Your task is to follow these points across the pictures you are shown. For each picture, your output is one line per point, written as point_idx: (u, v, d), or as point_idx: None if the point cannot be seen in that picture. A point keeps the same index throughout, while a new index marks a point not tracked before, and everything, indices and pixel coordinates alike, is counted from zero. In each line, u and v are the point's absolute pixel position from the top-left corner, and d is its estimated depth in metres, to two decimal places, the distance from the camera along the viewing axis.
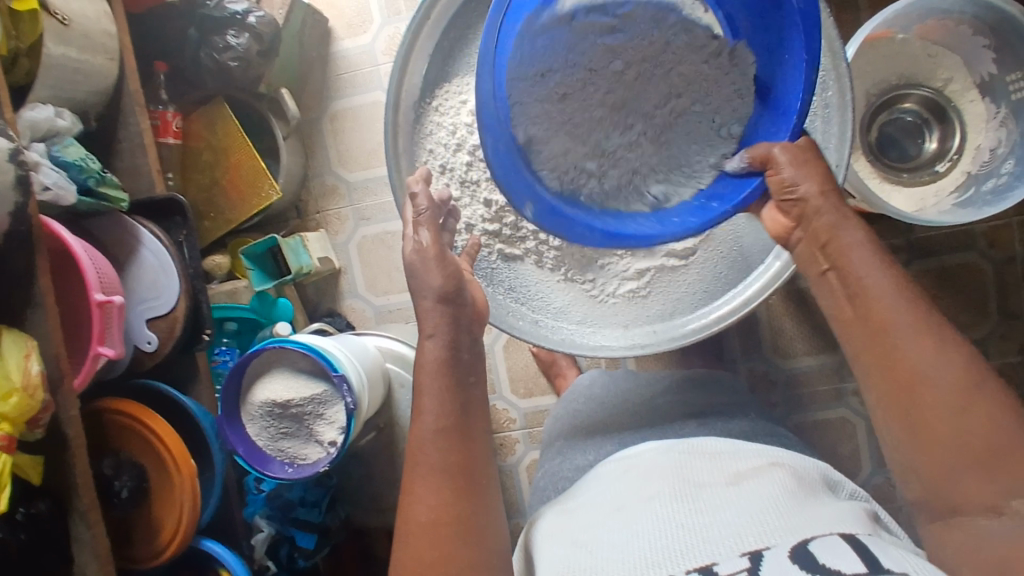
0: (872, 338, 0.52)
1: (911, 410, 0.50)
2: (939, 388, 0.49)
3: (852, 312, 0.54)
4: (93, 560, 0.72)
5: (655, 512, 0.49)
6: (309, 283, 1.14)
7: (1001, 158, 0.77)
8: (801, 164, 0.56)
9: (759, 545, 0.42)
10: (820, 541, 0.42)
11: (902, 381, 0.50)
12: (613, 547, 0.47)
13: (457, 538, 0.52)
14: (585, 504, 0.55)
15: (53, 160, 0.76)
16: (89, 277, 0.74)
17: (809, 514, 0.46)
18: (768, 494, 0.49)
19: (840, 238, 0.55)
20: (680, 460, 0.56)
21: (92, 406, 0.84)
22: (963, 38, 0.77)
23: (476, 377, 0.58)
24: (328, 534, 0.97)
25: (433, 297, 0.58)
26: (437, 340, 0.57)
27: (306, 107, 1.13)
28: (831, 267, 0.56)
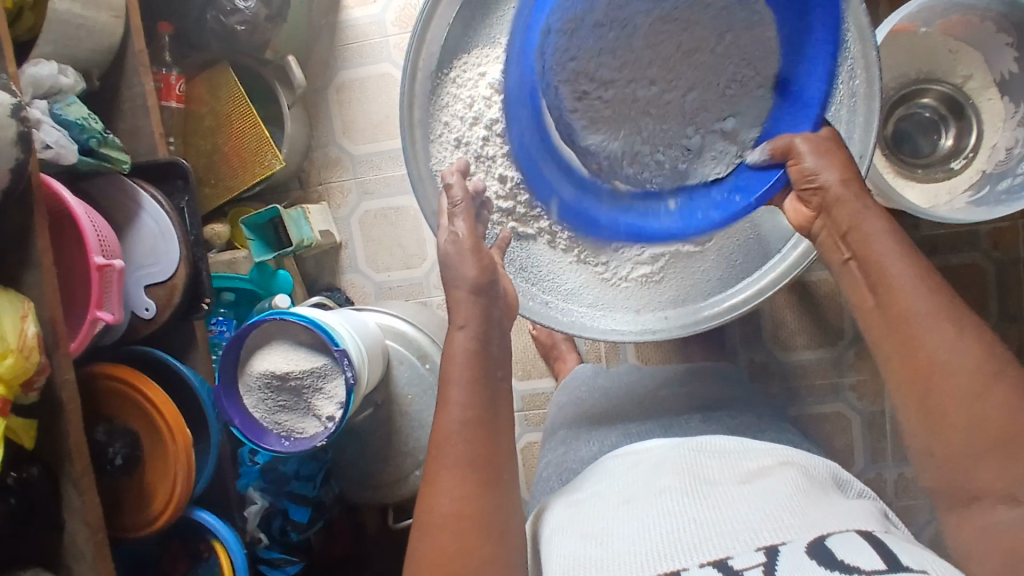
0: (892, 327, 0.52)
1: (927, 398, 0.50)
2: (958, 375, 0.48)
3: (873, 302, 0.54)
4: (84, 527, 0.72)
5: (666, 505, 0.49)
6: (309, 256, 1.13)
7: (1017, 157, 0.76)
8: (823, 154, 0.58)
9: (775, 540, 0.42)
10: (836, 537, 0.41)
11: (918, 367, 0.50)
12: (624, 539, 0.47)
13: (471, 524, 0.51)
14: (595, 498, 0.55)
15: (54, 118, 0.74)
16: (88, 239, 0.72)
17: (825, 511, 0.46)
18: (781, 489, 0.49)
19: (862, 226, 0.55)
20: (690, 458, 0.56)
21: (87, 371, 0.83)
22: (985, 35, 0.75)
23: (503, 373, 0.58)
24: (322, 509, 0.96)
25: (466, 289, 0.58)
26: (468, 332, 0.57)
27: (312, 76, 1.11)
28: (853, 257, 0.56)
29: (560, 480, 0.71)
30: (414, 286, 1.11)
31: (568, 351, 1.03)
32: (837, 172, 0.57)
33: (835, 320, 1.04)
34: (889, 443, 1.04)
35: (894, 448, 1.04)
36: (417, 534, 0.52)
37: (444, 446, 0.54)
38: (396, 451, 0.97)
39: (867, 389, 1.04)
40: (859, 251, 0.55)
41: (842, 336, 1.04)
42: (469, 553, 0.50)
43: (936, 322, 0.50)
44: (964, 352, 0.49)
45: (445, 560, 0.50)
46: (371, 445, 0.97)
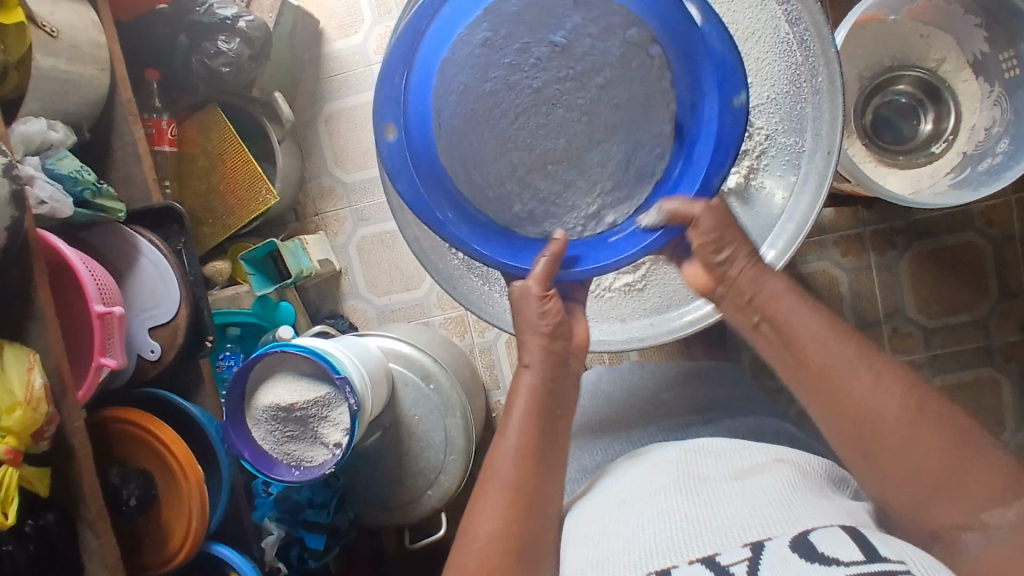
0: (816, 385, 0.54)
1: (866, 446, 0.52)
2: (887, 425, 0.51)
3: (791, 362, 0.56)
4: (104, 568, 0.73)
5: (662, 508, 0.49)
6: (310, 286, 1.14)
7: (996, 137, 0.76)
8: (716, 217, 0.58)
9: (761, 536, 0.42)
10: (819, 531, 0.42)
11: (851, 420, 0.52)
12: (622, 542, 0.48)
13: (500, 541, 0.52)
14: (601, 504, 0.56)
15: (48, 173, 0.76)
16: (88, 288, 0.74)
17: (810, 507, 0.46)
18: (769, 487, 0.49)
19: (766, 290, 0.58)
20: (689, 460, 0.56)
21: (99, 416, 0.85)
22: (954, 18, 0.76)
23: (562, 409, 0.61)
24: (338, 535, 0.97)
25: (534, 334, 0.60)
26: (535, 371, 0.61)
27: (300, 109, 1.13)
28: (760, 320, 0.59)
29: (565, 494, 0.71)
30: (415, 308, 1.13)
31: None
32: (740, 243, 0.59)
33: None
34: None
35: None
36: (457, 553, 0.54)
37: None
38: (407, 472, 0.97)
39: None
40: (770, 314, 0.58)
41: None
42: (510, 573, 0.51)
43: (861, 376, 0.53)
44: (890, 397, 0.51)
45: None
46: (382, 469, 0.98)
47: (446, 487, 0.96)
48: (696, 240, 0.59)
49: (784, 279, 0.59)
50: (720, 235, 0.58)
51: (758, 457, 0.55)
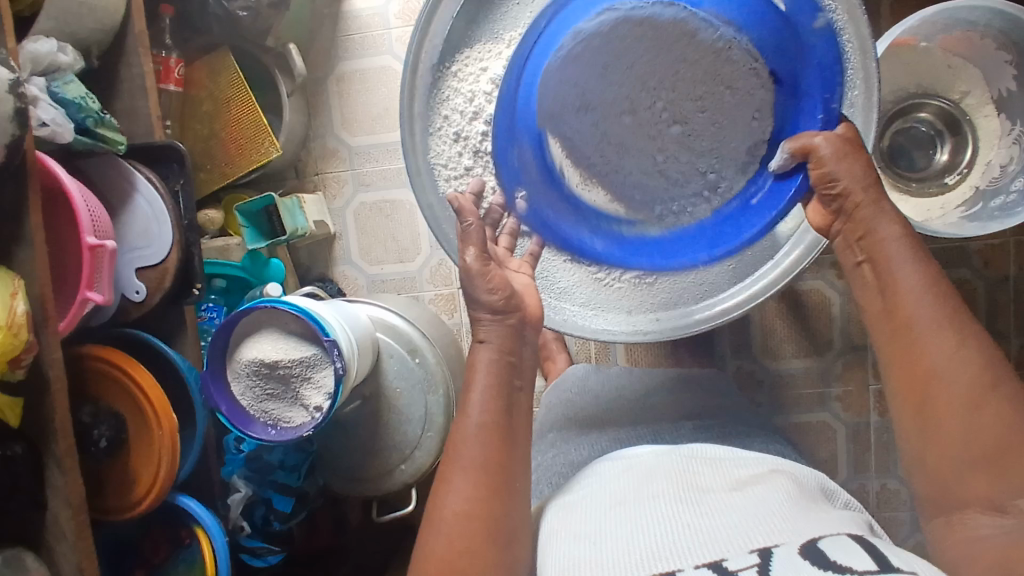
0: (895, 333, 0.57)
1: (924, 403, 0.54)
2: (955, 383, 0.53)
3: (881, 307, 0.59)
4: (67, 507, 0.71)
5: (660, 510, 0.50)
6: (302, 247, 1.12)
7: (1011, 175, 0.76)
8: (844, 158, 0.58)
9: (768, 543, 0.43)
10: (829, 540, 0.43)
11: (918, 369, 0.55)
12: (619, 539, 0.48)
13: (472, 518, 0.53)
14: (589, 498, 0.56)
15: (52, 95, 0.73)
16: (81, 219, 0.72)
17: (815, 517, 0.48)
18: (773, 497, 0.50)
19: (876, 233, 0.59)
20: (685, 466, 0.57)
21: (76, 352, 0.82)
22: (985, 52, 0.76)
23: (522, 381, 0.60)
24: (305, 500, 0.97)
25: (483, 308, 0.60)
26: (490, 346, 0.59)
27: (312, 65, 1.10)
28: (866, 261, 0.60)
29: (550, 484, 0.71)
30: (406, 281, 1.11)
31: (558, 352, 1.03)
32: (858, 179, 0.58)
33: (825, 330, 1.04)
34: (873, 455, 1.05)
35: (877, 460, 1.05)
36: (426, 531, 0.54)
37: None
38: (383, 444, 0.96)
39: (853, 400, 1.05)
40: (874, 257, 0.59)
41: (831, 346, 1.05)
42: (476, 554, 0.51)
43: (939, 335, 0.55)
44: (967, 364, 0.53)
45: (456, 557, 0.51)
46: (357, 439, 0.97)
47: (419, 464, 0.96)
48: (818, 178, 0.59)
49: (903, 228, 0.59)
50: (840, 173, 0.58)
51: (755, 467, 0.56)
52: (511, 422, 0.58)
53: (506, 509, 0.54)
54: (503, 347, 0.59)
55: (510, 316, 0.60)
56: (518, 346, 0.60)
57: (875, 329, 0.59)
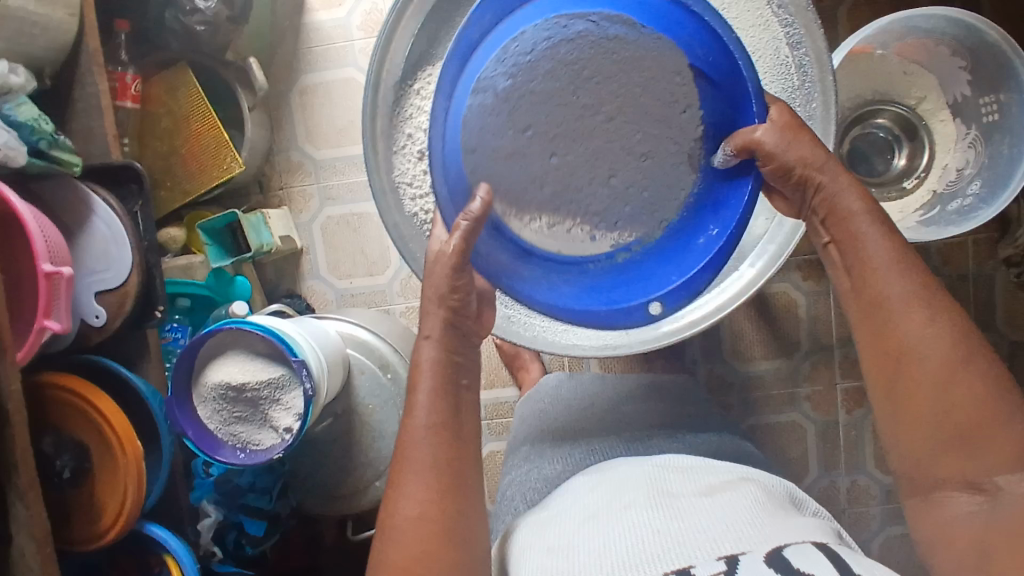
0: (866, 310, 0.56)
1: (896, 382, 0.54)
2: (929, 359, 0.52)
3: (851, 286, 0.57)
4: (31, 540, 0.69)
5: (629, 520, 0.51)
6: (268, 263, 1.11)
7: (968, 179, 0.79)
8: (789, 140, 0.55)
9: (734, 551, 0.44)
10: (792, 548, 0.44)
11: (891, 348, 0.54)
12: (587, 553, 0.48)
13: (441, 535, 0.52)
14: (559, 516, 0.56)
15: (4, 118, 0.71)
16: (37, 245, 0.70)
17: (777, 524, 0.48)
18: (740, 505, 0.51)
19: (839, 208, 0.57)
20: (653, 476, 0.57)
21: (35, 381, 0.80)
22: (940, 58, 0.77)
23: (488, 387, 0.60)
24: (277, 522, 0.95)
25: (436, 303, 0.57)
26: (436, 341, 0.58)
27: (273, 78, 1.09)
28: (833, 241, 0.59)
29: (526, 500, 0.70)
30: (376, 295, 1.10)
31: (531, 361, 1.03)
32: (806, 155, 0.56)
33: (792, 331, 1.06)
34: (842, 453, 1.07)
35: (847, 457, 1.07)
36: (383, 541, 0.53)
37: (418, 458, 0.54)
38: (356, 460, 0.95)
39: (822, 399, 1.06)
40: (840, 234, 0.57)
41: (799, 347, 1.06)
42: (437, 561, 0.51)
43: (913, 308, 0.54)
44: (938, 340, 0.52)
45: (412, 563, 0.51)
46: (330, 456, 0.95)
47: None
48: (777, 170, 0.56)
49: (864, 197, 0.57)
50: (791, 158, 0.56)
51: (726, 475, 0.57)
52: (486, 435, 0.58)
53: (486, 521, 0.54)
54: (449, 345, 0.58)
55: (465, 319, 0.58)
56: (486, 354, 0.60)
57: (849, 303, 0.58)
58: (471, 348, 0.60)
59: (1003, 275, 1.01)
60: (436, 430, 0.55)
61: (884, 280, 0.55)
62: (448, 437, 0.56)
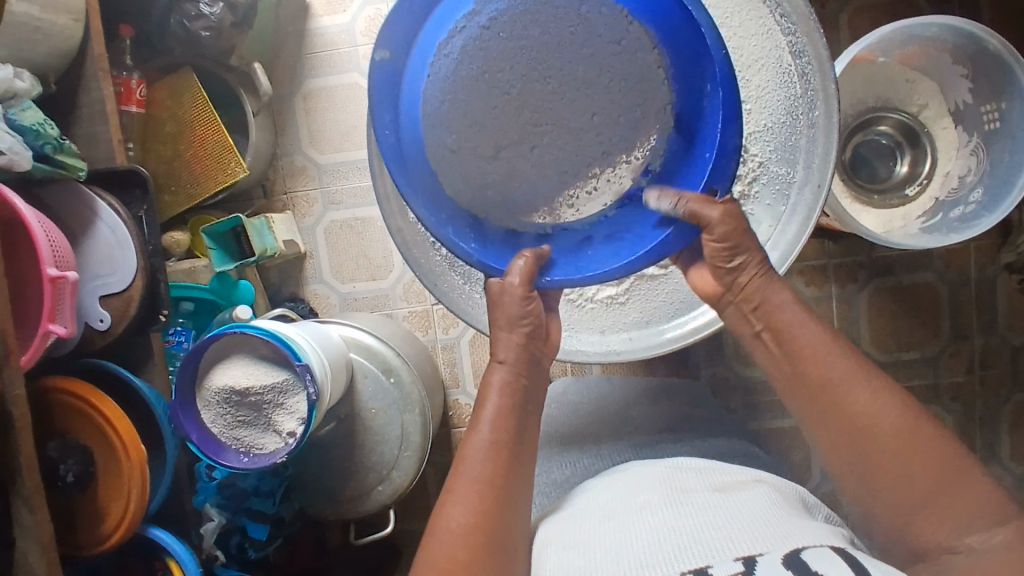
0: (814, 397, 0.56)
1: (862, 452, 0.53)
2: (886, 419, 0.53)
3: (792, 374, 0.58)
4: (36, 546, 0.69)
5: (648, 519, 0.51)
6: (272, 266, 1.11)
7: (971, 185, 0.78)
8: (731, 224, 0.57)
9: (752, 552, 0.44)
10: (810, 551, 0.44)
11: (845, 424, 0.54)
12: (607, 551, 0.49)
13: (483, 543, 0.52)
14: (580, 514, 0.57)
15: (8, 123, 0.72)
16: (42, 251, 0.70)
17: (791, 526, 0.48)
18: (752, 508, 0.51)
19: (770, 300, 0.59)
20: (670, 478, 0.58)
21: (40, 385, 0.80)
22: (942, 65, 0.78)
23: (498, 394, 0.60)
24: (281, 526, 0.97)
25: (504, 328, 0.61)
26: (508, 366, 0.61)
27: (277, 83, 1.09)
28: (763, 330, 0.60)
29: (532, 506, 0.70)
30: (380, 298, 1.11)
31: None
32: (744, 243, 0.58)
33: None
34: None
35: None
36: (427, 542, 0.53)
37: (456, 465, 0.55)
38: (359, 464, 0.95)
39: None
40: (771, 324, 0.59)
41: None
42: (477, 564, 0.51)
43: (856, 385, 0.54)
44: (883, 410, 0.53)
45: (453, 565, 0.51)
46: (333, 459, 0.96)
47: (397, 484, 0.95)
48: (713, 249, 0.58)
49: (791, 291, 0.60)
50: (735, 241, 0.58)
51: (740, 476, 0.58)
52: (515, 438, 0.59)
53: (498, 525, 0.54)
54: (518, 367, 0.61)
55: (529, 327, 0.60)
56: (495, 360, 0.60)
57: (798, 403, 0.58)
58: None
59: (1004, 279, 1.01)
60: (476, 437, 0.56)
61: (824, 357, 0.56)
62: (506, 453, 0.57)
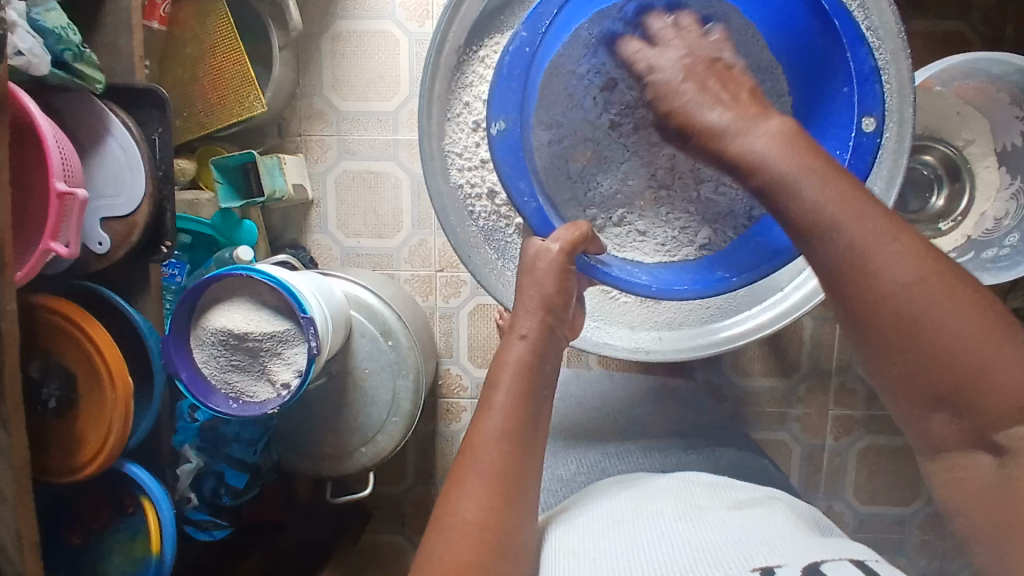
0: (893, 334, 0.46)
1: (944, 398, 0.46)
2: (964, 334, 0.44)
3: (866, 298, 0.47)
4: (8, 470, 0.66)
5: (659, 529, 0.50)
6: (276, 209, 1.07)
7: (1005, 230, 0.78)
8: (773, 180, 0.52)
9: (770, 562, 0.43)
10: (832, 564, 0.43)
11: (881, 309, 0.46)
12: (615, 557, 0.48)
13: (492, 548, 0.49)
14: (589, 518, 0.56)
15: (30, 22, 0.67)
16: (52, 162, 0.66)
17: (814, 541, 0.48)
18: (773, 520, 0.50)
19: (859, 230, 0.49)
20: (681, 489, 0.57)
21: (28, 301, 0.76)
22: (997, 104, 0.77)
23: (550, 390, 0.58)
24: (259, 474, 0.93)
25: (537, 302, 0.58)
26: (528, 342, 0.57)
27: (306, 19, 1.04)
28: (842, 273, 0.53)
29: None
30: (383, 258, 1.08)
31: None
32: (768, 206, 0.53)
33: (793, 352, 1.06)
34: (823, 476, 1.08)
35: (827, 481, 1.08)
36: (433, 535, 0.51)
37: (487, 456, 0.52)
38: (344, 424, 0.93)
39: (812, 422, 1.07)
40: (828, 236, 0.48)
41: (797, 369, 1.06)
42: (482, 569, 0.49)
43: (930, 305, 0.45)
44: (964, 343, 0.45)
45: (462, 567, 0.48)
46: (319, 417, 0.93)
47: (380, 448, 0.93)
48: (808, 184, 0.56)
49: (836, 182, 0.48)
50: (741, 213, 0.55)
51: (753, 492, 0.57)
52: (542, 431, 0.56)
53: (522, 526, 0.52)
54: (538, 347, 0.57)
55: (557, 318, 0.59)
56: (551, 350, 0.58)
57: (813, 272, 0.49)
58: (556, 344, 0.59)
59: None
60: (508, 433, 0.53)
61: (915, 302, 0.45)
62: (519, 445, 0.54)
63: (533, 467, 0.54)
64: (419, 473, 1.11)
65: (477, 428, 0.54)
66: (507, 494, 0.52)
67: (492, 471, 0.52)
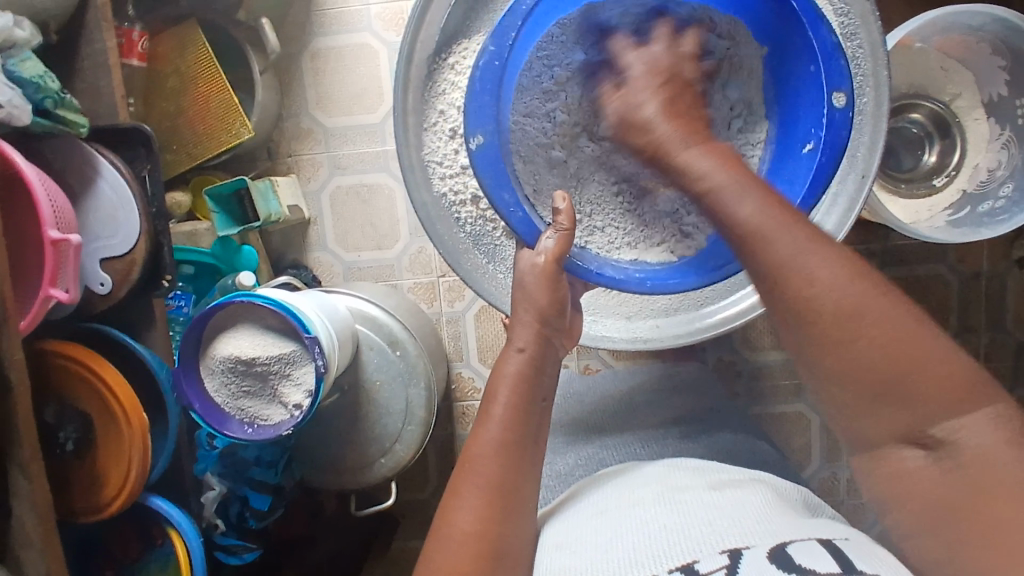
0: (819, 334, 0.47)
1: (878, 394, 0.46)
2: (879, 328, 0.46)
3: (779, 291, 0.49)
4: (32, 513, 0.68)
5: (642, 516, 0.50)
6: (275, 231, 1.08)
7: (999, 180, 0.78)
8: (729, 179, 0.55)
9: (739, 544, 0.43)
10: (795, 544, 0.42)
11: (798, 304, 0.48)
12: (596, 548, 0.48)
13: (486, 559, 0.50)
14: (581, 511, 0.56)
15: (7, 74, 0.68)
16: (43, 211, 0.67)
17: (787, 521, 0.47)
18: (751, 503, 0.50)
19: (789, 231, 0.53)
20: (667, 474, 0.58)
21: (38, 347, 0.78)
22: (980, 57, 0.76)
23: (545, 401, 0.59)
24: (282, 495, 0.94)
25: (532, 316, 0.60)
26: (527, 355, 0.59)
27: (286, 40, 1.05)
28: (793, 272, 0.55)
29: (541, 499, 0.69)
30: (385, 269, 1.08)
31: None
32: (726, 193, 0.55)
33: None
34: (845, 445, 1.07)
35: None
36: (431, 548, 0.51)
37: (483, 467, 0.53)
38: (359, 438, 0.94)
39: None
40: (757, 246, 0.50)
41: None
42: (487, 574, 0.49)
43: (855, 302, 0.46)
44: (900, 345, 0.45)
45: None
46: (336, 433, 0.94)
47: (399, 457, 0.93)
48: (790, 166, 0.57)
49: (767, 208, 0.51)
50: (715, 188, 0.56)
51: (736, 475, 0.58)
52: (541, 438, 0.57)
53: (512, 531, 0.52)
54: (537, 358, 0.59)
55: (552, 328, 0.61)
56: (550, 363, 0.60)
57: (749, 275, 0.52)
58: (554, 355, 0.61)
59: (1016, 275, 1.00)
60: (506, 443, 0.55)
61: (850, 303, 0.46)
62: (516, 454, 0.55)
63: (529, 476, 0.55)
64: (441, 478, 1.12)
65: (471, 442, 0.55)
66: (502, 502, 0.53)
67: (488, 481, 0.53)
